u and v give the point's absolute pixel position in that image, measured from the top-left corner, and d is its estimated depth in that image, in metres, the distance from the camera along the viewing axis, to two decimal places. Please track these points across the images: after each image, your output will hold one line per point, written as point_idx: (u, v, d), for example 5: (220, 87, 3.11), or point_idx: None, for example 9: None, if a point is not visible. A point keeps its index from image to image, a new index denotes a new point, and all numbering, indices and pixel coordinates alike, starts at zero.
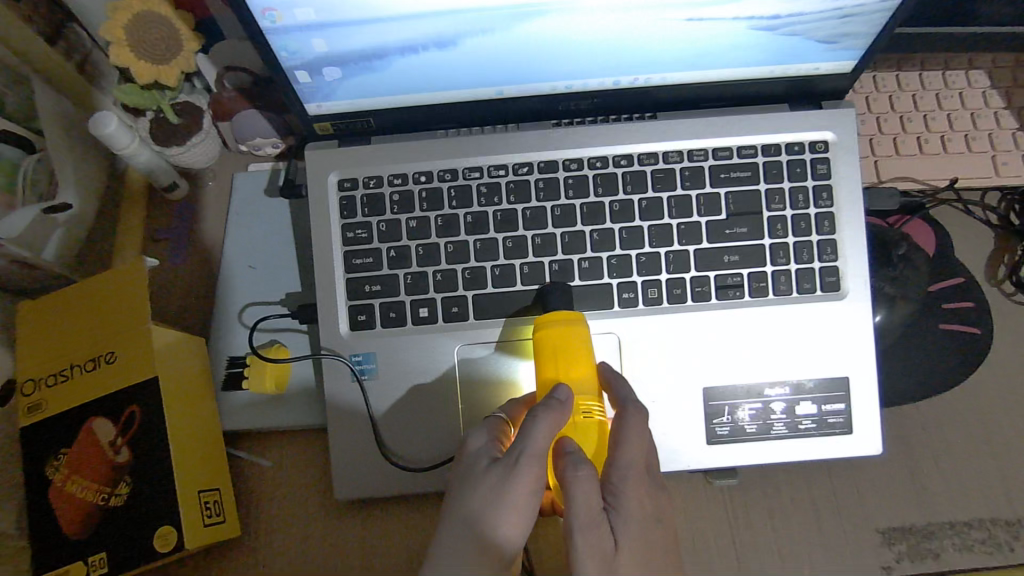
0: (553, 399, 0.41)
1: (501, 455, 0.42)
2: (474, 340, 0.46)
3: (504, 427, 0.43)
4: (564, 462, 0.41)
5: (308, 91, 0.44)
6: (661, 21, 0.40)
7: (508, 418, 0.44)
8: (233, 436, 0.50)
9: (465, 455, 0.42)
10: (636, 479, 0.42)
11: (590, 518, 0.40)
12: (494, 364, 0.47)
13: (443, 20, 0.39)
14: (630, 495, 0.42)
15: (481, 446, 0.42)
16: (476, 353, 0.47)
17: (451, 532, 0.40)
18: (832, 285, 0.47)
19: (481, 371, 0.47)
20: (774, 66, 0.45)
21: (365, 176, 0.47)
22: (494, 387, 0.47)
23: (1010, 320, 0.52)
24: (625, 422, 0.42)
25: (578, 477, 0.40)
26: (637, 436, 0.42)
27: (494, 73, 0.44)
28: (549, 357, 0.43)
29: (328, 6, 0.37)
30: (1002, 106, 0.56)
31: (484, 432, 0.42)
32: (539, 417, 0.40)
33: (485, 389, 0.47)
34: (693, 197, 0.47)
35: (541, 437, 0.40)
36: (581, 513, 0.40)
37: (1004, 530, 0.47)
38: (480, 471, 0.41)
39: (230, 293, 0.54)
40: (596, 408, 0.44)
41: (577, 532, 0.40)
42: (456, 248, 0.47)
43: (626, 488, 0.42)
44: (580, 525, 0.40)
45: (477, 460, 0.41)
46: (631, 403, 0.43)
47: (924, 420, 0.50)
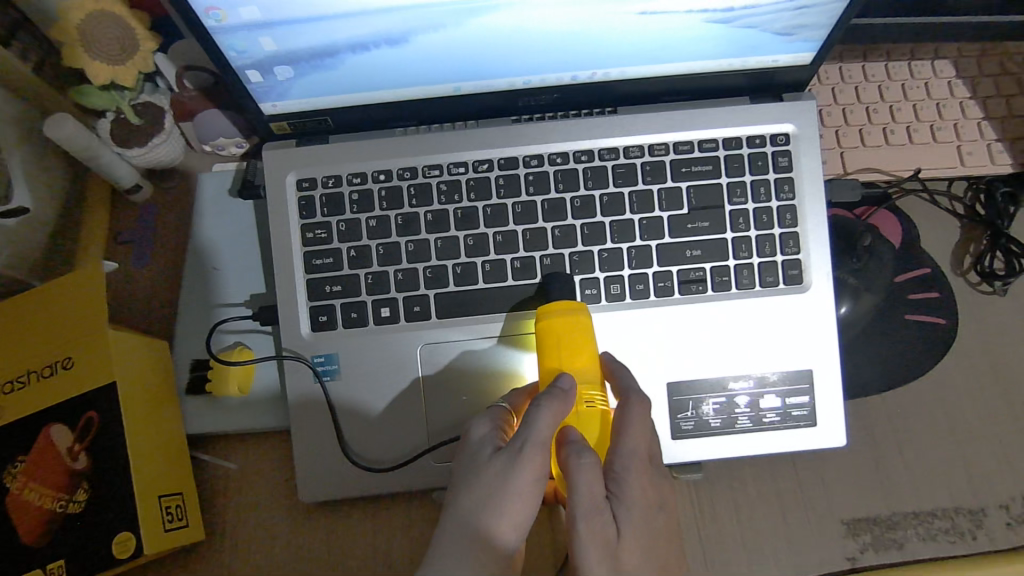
0: (558, 386, 0.42)
1: (504, 444, 0.41)
2: (479, 334, 0.46)
3: (508, 417, 0.43)
4: (568, 449, 0.40)
5: (261, 90, 0.43)
6: (613, 16, 0.40)
7: (511, 408, 0.44)
8: (198, 440, 0.50)
9: (467, 444, 0.42)
10: (638, 468, 0.42)
11: (592, 505, 0.39)
12: (496, 356, 0.47)
13: (393, 17, 0.38)
14: (633, 483, 0.41)
15: (483, 435, 0.41)
16: (478, 346, 0.46)
17: (451, 527, 0.39)
18: (795, 278, 0.47)
19: (483, 363, 0.47)
20: (732, 59, 0.45)
21: (323, 175, 0.47)
22: (495, 379, 0.47)
23: (975, 310, 0.53)
24: (627, 413, 0.42)
25: (581, 465, 0.39)
26: (639, 425, 0.42)
27: (450, 69, 0.43)
28: (552, 347, 0.43)
29: (274, 4, 0.37)
30: (967, 96, 0.56)
31: (485, 421, 0.42)
32: (541, 406, 0.40)
33: (487, 382, 0.47)
34: (655, 191, 0.47)
35: (544, 425, 0.40)
36: (584, 500, 0.39)
37: (967, 519, 0.47)
38: (485, 460, 0.40)
39: (194, 295, 0.53)
40: (597, 397, 0.43)
41: (580, 520, 0.39)
42: (417, 247, 0.46)
43: (629, 477, 0.41)
44: (583, 512, 0.39)
45: (478, 449, 0.41)
46: (633, 393, 0.43)
47: (889, 411, 0.50)
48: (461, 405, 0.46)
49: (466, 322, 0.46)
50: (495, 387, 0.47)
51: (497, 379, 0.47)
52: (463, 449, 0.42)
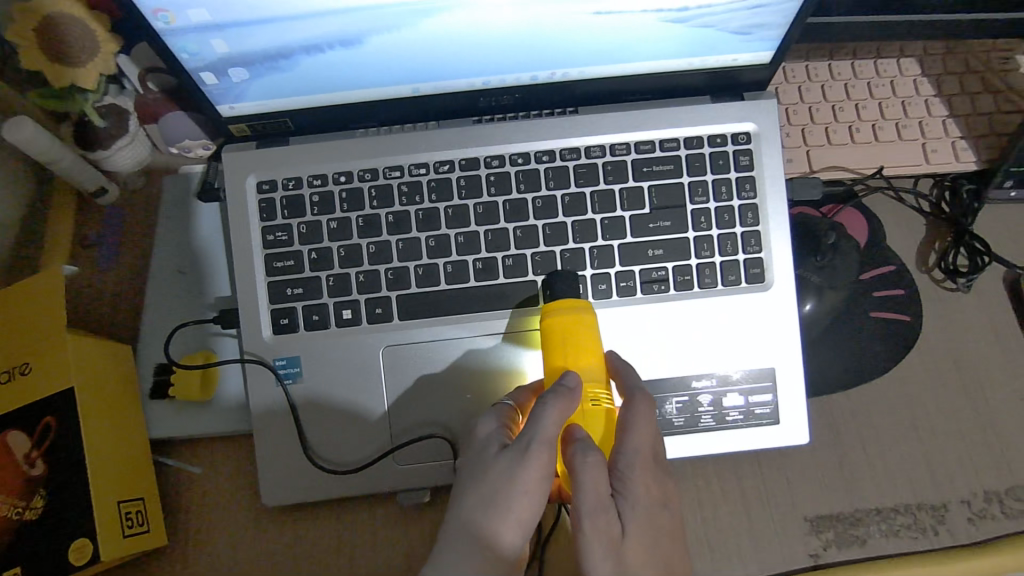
0: (562, 385, 0.41)
1: (510, 441, 0.41)
2: (481, 332, 0.46)
3: (513, 414, 0.43)
4: (573, 447, 0.40)
5: (218, 92, 0.43)
6: (568, 15, 0.40)
7: (515, 406, 0.43)
8: (162, 445, 0.50)
9: (472, 444, 0.42)
10: (643, 465, 0.42)
11: (598, 503, 0.39)
12: (498, 355, 0.46)
13: (345, 17, 0.38)
14: (637, 481, 0.41)
15: (490, 432, 0.41)
16: (480, 344, 0.46)
17: (453, 529, 0.39)
18: (757, 276, 0.47)
19: (483, 361, 0.46)
20: (691, 59, 0.45)
21: (284, 178, 0.47)
22: (494, 377, 0.46)
23: (939, 307, 0.53)
24: (632, 413, 0.42)
25: (586, 463, 0.39)
26: (645, 423, 0.42)
27: (406, 70, 0.43)
28: (557, 346, 0.43)
29: (224, 5, 0.36)
30: (932, 94, 0.57)
31: (491, 418, 0.42)
32: (547, 403, 0.40)
33: (490, 380, 0.46)
34: (616, 191, 0.47)
35: (550, 423, 0.40)
36: (589, 498, 0.39)
37: (929, 515, 0.47)
38: (491, 457, 0.40)
39: (159, 298, 0.53)
40: (602, 395, 0.43)
41: (585, 517, 0.39)
42: (379, 249, 0.46)
43: (633, 475, 0.41)
44: (588, 509, 0.39)
45: (485, 446, 0.41)
46: (638, 392, 0.43)
47: (853, 408, 0.50)
48: (464, 403, 0.46)
49: (468, 320, 0.46)
50: (499, 385, 0.47)
51: (501, 377, 0.47)
52: (469, 446, 0.42)
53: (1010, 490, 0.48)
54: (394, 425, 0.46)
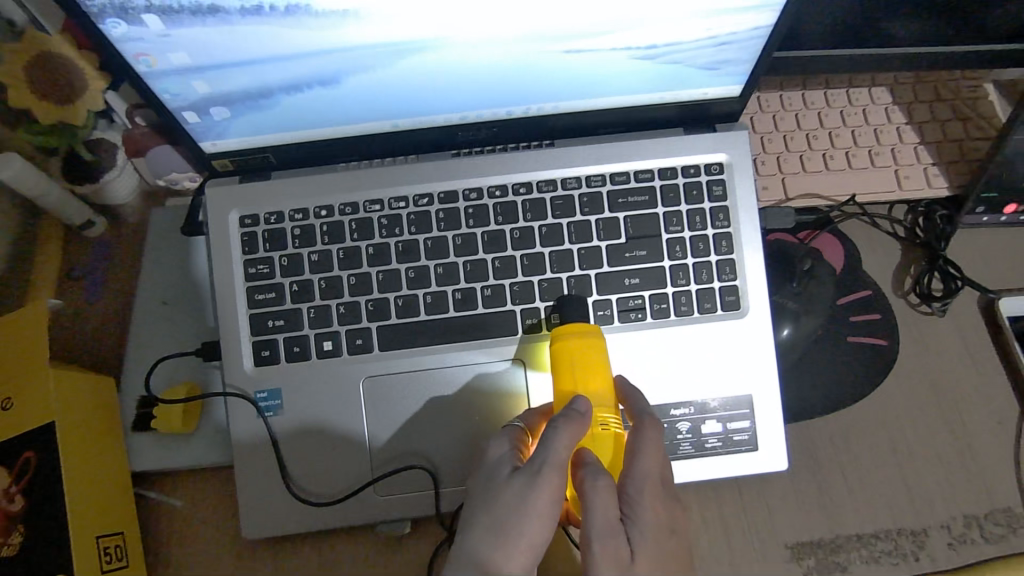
0: (573, 410, 0.41)
1: (521, 463, 0.42)
2: (499, 356, 0.47)
3: (521, 436, 0.43)
4: (583, 471, 0.41)
5: (200, 130, 0.44)
6: (541, 53, 0.41)
7: (525, 427, 0.44)
8: (144, 477, 0.50)
9: (483, 464, 0.42)
10: (652, 489, 0.42)
11: (607, 527, 0.40)
12: (493, 382, 0.47)
13: (324, 58, 0.39)
14: (646, 506, 0.41)
15: (502, 453, 0.42)
16: (480, 371, 0.47)
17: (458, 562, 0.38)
18: (732, 304, 0.48)
19: (478, 388, 0.47)
20: (663, 93, 0.46)
21: (266, 212, 0.47)
22: (486, 404, 0.47)
23: (915, 331, 0.54)
24: (641, 438, 0.43)
25: (596, 488, 0.40)
26: (653, 448, 0.42)
27: (385, 107, 0.44)
28: (566, 368, 0.43)
29: (204, 49, 0.38)
30: (903, 121, 0.58)
31: (502, 440, 0.42)
32: (559, 428, 0.40)
33: (491, 405, 0.47)
34: (592, 222, 0.48)
35: (560, 448, 0.40)
36: (599, 522, 0.39)
37: (910, 541, 0.47)
38: (498, 485, 0.40)
39: (144, 329, 0.53)
40: (612, 420, 0.44)
41: (595, 541, 0.39)
42: (359, 280, 0.47)
43: (642, 499, 0.41)
44: (597, 534, 0.39)
45: (497, 468, 0.41)
46: (647, 415, 0.44)
47: (831, 433, 0.51)
48: (462, 428, 0.47)
49: (483, 346, 0.47)
50: (493, 412, 0.47)
51: (498, 403, 0.47)
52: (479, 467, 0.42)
53: (989, 513, 0.48)
54: (374, 458, 0.47)
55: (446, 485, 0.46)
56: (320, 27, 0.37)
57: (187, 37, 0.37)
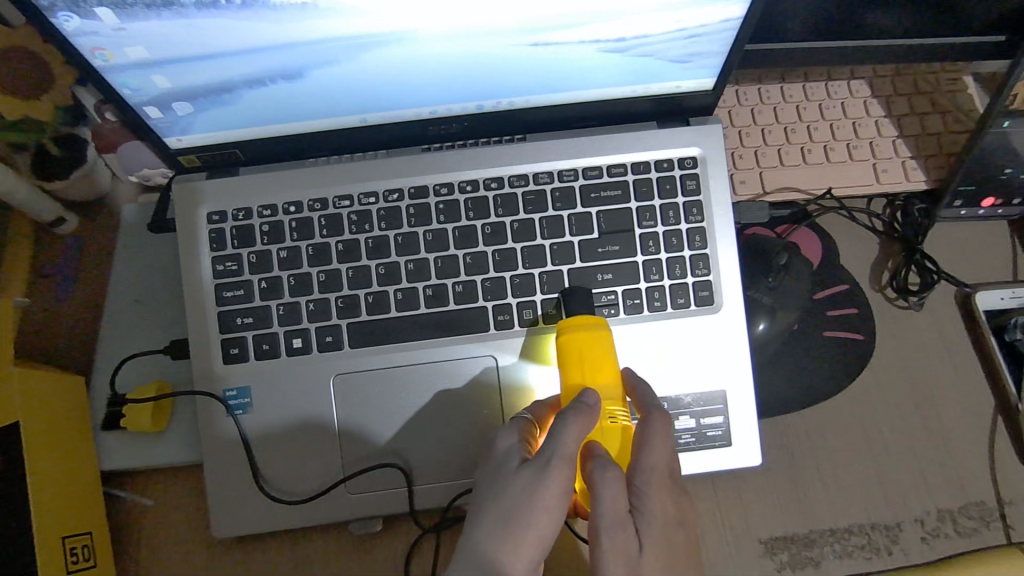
0: (582, 403, 0.41)
1: (531, 456, 0.42)
2: (493, 350, 0.46)
3: (530, 428, 0.43)
4: (593, 463, 0.41)
5: (164, 126, 0.43)
6: (507, 47, 0.40)
7: (534, 420, 0.44)
8: (114, 476, 0.49)
9: (492, 455, 0.42)
10: (659, 482, 0.42)
11: (616, 519, 0.40)
12: (471, 377, 0.46)
13: (286, 52, 0.39)
14: (653, 497, 0.42)
15: (510, 446, 0.42)
16: (457, 366, 0.46)
17: (465, 563, 0.39)
18: (706, 299, 0.47)
19: (456, 383, 0.46)
20: (635, 86, 0.46)
21: (234, 208, 0.47)
22: (463, 399, 0.46)
23: (892, 326, 0.53)
24: (650, 426, 0.43)
25: (607, 479, 0.40)
26: (662, 440, 0.42)
27: (351, 102, 0.43)
28: (575, 362, 0.43)
29: (162, 43, 0.37)
30: (882, 114, 0.58)
31: (512, 433, 0.42)
32: (569, 421, 0.40)
33: (468, 401, 0.46)
34: (565, 217, 0.47)
35: (570, 440, 0.40)
36: (608, 513, 0.40)
37: (883, 534, 0.47)
38: (510, 474, 0.41)
39: (115, 327, 0.53)
40: (619, 413, 0.43)
41: (603, 532, 0.40)
42: (329, 277, 0.46)
43: (649, 492, 0.42)
44: (606, 525, 0.40)
45: (506, 461, 0.41)
46: (656, 409, 0.43)
47: (806, 428, 0.50)
48: (438, 425, 0.46)
49: (465, 342, 0.46)
50: (470, 408, 0.46)
51: (477, 399, 0.46)
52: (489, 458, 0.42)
53: (962, 508, 0.48)
54: (345, 455, 0.46)
55: (420, 482, 0.46)
56: (278, 21, 0.37)
57: (143, 31, 0.36)
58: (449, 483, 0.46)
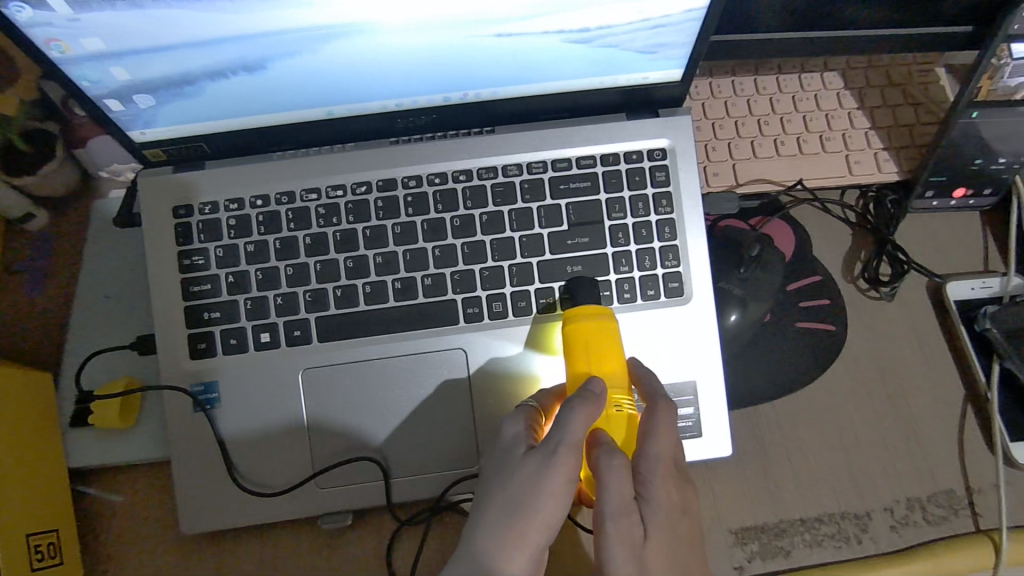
0: (587, 391, 0.41)
1: (537, 443, 0.42)
2: (456, 343, 0.46)
3: (536, 416, 0.43)
4: (598, 451, 0.41)
5: (126, 119, 0.43)
6: (471, 38, 0.40)
7: (539, 407, 0.44)
8: (83, 473, 0.49)
9: (498, 443, 0.42)
10: (665, 471, 0.42)
11: (621, 505, 0.40)
12: (444, 369, 0.46)
13: (246, 43, 0.38)
14: (658, 486, 0.42)
15: (515, 434, 0.42)
16: (429, 358, 0.46)
17: (461, 562, 0.38)
18: (675, 290, 0.47)
19: (429, 376, 0.46)
20: (602, 78, 0.46)
21: (200, 203, 0.47)
22: (436, 392, 0.46)
23: (864, 316, 0.54)
24: (655, 421, 0.43)
25: (612, 466, 0.40)
26: (666, 429, 0.43)
27: (317, 94, 0.43)
28: (580, 351, 0.43)
29: (119, 34, 0.37)
30: (855, 106, 0.58)
31: (518, 419, 0.42)
32: (575, 408, 0.40)
33: (440, 394, 0.46)
34: (534, 209, 0.47)
35: (576, 428, 0.40)
36: (613, 499, 0.40)
37: (853, 524, 0.48)
38: (512, 464, 0.41)
39: (86, 324, 0.52)
40: (626, 402, 0.43)
41: (609, 519, 0.40)
42: (296, 271, 0.46)
43: (654, 479, 0.42)
44: (611, 511, 0.40)
45: (512, 448, 0.41)
46: (661, 398, 0.44)
47: (776, 418, 0.50)
48: (409, 419, 0.46)
49: (433, 334, 0.46)
50: (441, 401, 0.46)
51: (450, 392, 0.46)
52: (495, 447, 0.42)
53: (932, 496, 0.48)
54: (315, 449, 0.46)
55: (393, 476, 0.46)
56: (236, 11, 0.36)
57: (98, 22, 0.36)
58: (420, 476, 0.46)
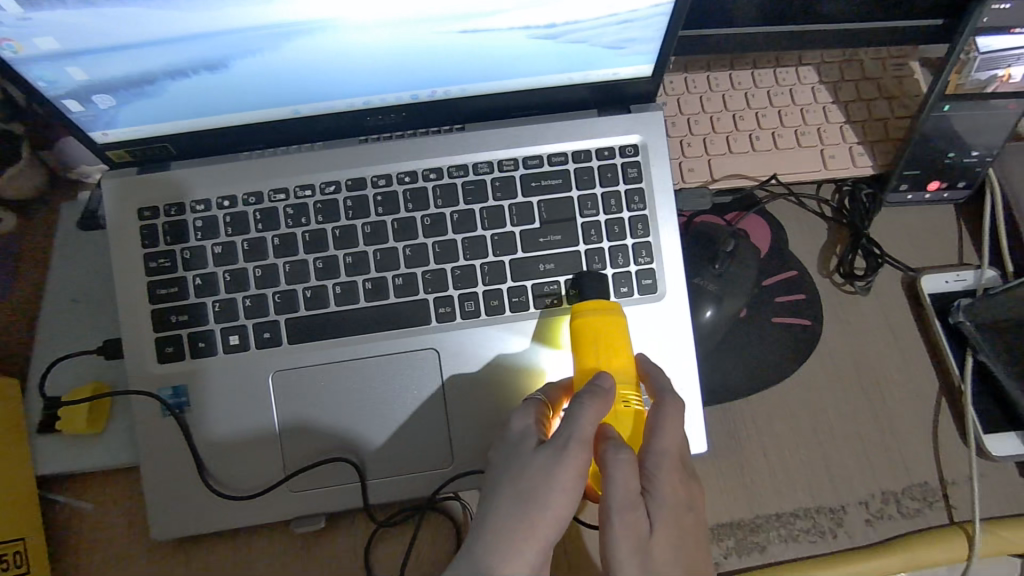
0: (597, 386, 0.41)
1: (545, 438, 0.41)
2: (425, 343, 0.46)
3: (543, 410, 0.42)
4: (606, 446, 0.40)
5: (87, 120, 0.42)
6: (437, 33, 0.40)
7: (546, 401, 0.43)
8: (52, 480, 0.48)
9: (506, 437, 0.42)
10: (671, 466, 0.42)
11: (627, 500, 0.40)
12: (418, 369, 0.46)
13: (206, 41, 0.38)
14: (664, 481, 0.41)
15: (524, 428, 0.41)
16: (402, 360, 0.46)
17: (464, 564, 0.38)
18: (649, 287, 0.47)
19: (405, 377, 0.46)
20: (571, 74, 0.45)
21: (165, 204, 0.46)
22: (410, 394, 0.46)
23: (840, 311, 0.54)
24: (661, 414, 0.42)
25: (619, 461, 0.39)
26: (674, 426, 0.42)
27: (284, 93, 0.43)
28: (588, 345, 0.43)
29: (74, 34, 0.36)
30: (830, 100, 0.58)
31: (526, 413, 0.42)
32: (585, 404, 0.40)
33: (414, 395, 0.46)
34: (505, 207, 0.47)
35: (586, 422, 0.39)
36: (619, 495, 0.39)
37: (827, 518, 0.48)
38: (525, 457, 0.40)
39: (53, 330, 0.51)
40: (632, 397, 0.43)
41: (614, 513, 0.40)
42: (265, 272, 0.46)
43: (661, 475, 0.41)
44: (617, 506, 0.40)
45: (521, 442, 0.41)
46: (668, 394, 0.43)
47: (752, 415, 0.50)
48: (383, 420, 0.46)
49: (404, 334, 0.46)
50: (414, 401, 0.46)
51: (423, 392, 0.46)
52: (502, 439, 0.42)
53: (907, 489, 0.48)
54: (287, 452, 0.45)
55: (369, 477, 0.45)
56: (192, 8, 0.36)
57: (50, 21, 0.35)
58: (395, 478, 0.45)
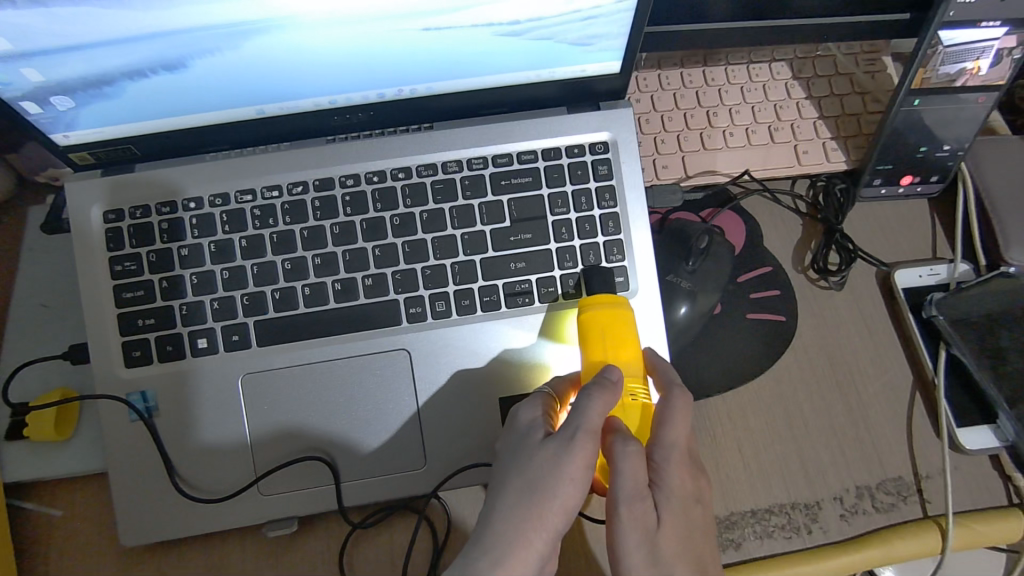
0: (605, 377, 0.40)
1: (553, 430, 0.41)
2: (398, 344, 0.45)
3: (550, 402, 0.42)
4: (615, 437, 0.40)
5: (46, 122, 0.41)
6: (400, 32, 0.39)
7: (553, 394, 0.43)
8: (19, 488, 0.48)
9: (515, 426, 0.41)
10: (680, 458, 0.41)
11: (637, 491, 0.39)
12: (390, 370, 0.45)
13: (162, 41, 0.37)
14: (671, 472, 0.41)
15: (530, 419, 0.41)
16: (372, 362, 0.45)
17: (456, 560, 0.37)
18: (620, 284, 0.47)
19: (378, 377, 0.45)
20: (537, 71, 0.45)
21: (131, 206, 0.46)
22: (381, 396, 0.45)
23: (815, 306, 0.54)
24: (669, 407, 0.42)
25: (627, 452, 0.39)
26: (681, 418, 0.42)
27: (251, 92, 0.42)
28: (595, 339, 0.42)
29: (28, 33, 0.35)
30: (803, 96, 0.58)
31: (535, 405, 0.42)
32: (593, 396, 0.39)
33: (387, 396, 0.45)
34: (475, 206, 0.46)
35: (594, 414, 0.39)
36: (627, 485, 0.39)
37: (802, 514, 0.48)
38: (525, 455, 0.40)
39: (19, 336, 0.50)
40: (640, 390, 0.43)
41: (622, 504, 0.39)
42: (232, 274, 0.45)
43: (668, 466, 0.41)
44: (625, 497, 0.39)
45: (526, 435, 0.40)
46: (676, 386, 0.43)
47: (726, 411, 0.50)
48: (355, 421, 0.45)
49: (377, 334, 0.45)
50: (386, 402, 0.45)
51: (393, 394, 0.45)
52: (511, 429, 0.41)
53: (881, 483, 0.48)
54: (257, 456, 0.45)
55: (345, 479, 0.45)
56: (145, 7, 0.35)
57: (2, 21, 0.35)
58: (371, 479, 0.45)
